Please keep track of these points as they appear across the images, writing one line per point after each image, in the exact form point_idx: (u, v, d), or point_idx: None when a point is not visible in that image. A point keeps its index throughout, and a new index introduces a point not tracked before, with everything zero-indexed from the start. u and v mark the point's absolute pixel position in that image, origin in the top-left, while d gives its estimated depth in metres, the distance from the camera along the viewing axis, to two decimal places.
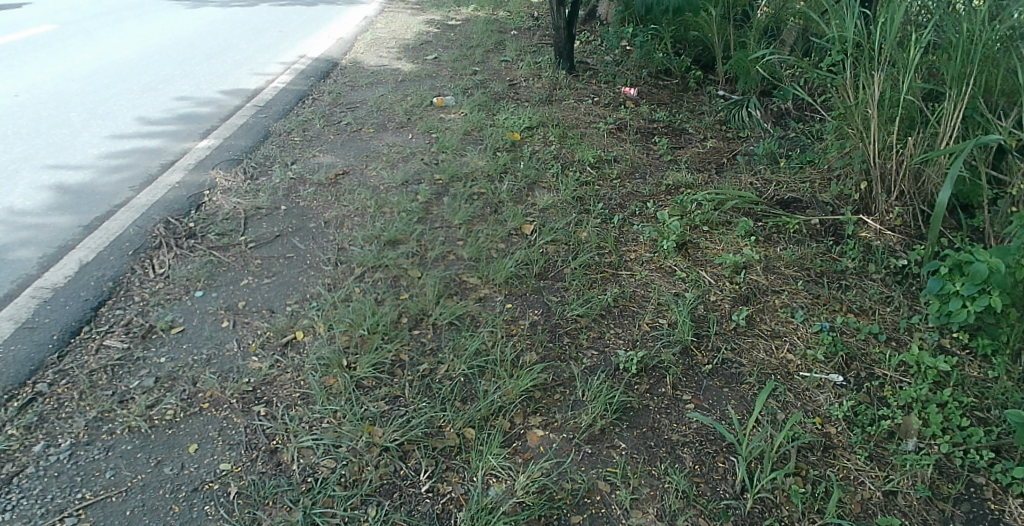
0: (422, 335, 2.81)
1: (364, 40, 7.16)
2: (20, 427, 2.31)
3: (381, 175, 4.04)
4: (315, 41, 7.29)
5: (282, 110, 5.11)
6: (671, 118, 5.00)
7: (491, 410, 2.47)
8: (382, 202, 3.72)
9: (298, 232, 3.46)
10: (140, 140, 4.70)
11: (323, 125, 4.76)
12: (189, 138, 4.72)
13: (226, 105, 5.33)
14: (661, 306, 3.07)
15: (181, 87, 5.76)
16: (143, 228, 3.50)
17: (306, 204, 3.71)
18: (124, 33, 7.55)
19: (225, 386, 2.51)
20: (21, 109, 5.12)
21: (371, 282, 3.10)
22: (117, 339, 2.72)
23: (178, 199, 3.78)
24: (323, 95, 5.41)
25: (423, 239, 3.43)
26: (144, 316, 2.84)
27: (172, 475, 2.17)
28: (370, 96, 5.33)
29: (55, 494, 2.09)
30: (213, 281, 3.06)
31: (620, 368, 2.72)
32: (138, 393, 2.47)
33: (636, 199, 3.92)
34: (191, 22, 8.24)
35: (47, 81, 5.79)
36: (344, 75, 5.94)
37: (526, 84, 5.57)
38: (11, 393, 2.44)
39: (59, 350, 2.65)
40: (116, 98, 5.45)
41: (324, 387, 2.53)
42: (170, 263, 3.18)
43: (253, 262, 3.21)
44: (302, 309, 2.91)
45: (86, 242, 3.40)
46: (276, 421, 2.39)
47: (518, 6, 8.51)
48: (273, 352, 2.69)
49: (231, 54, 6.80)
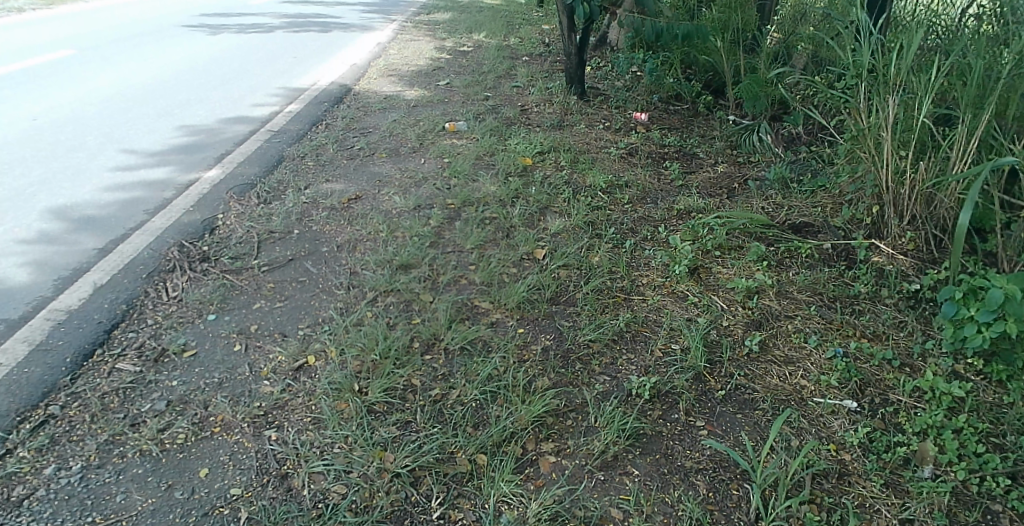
0: (434, 360, 2.81)
1: (378, 66, 7.25)
2: (32, 449, 2.31)
3: (393, 199, 4.07)
4: (329, 67, 7.39)
5: (295, 135, 5.17)
6: (681, 143, 5.03)
7: (503, 435, 2.46)
8: (395, 227, 3.74)
9: (311, 256, 3.48)
10: (154, 164, 4.75)
11: (336, 150, 4.81)
12: (204, 162, 4.77)
13: (240, 131, 5.39)
14: (673, 331, 3.06)
15: (196, 112, 5.84)
16: (157, 251, 3.52)
17: (319, 229, 3.73)
18: (141, 58, 7.69)
19: (236, 410, 2.51)
20: (39, 133, 5.19)
21: (383, 306, 3.11)
22: (129, 363, 2.72)
23: (192, 223, 3.81)
24: (337, 120, 5.48)
25: (436, 263, 3.43)
26: (156, 339, 2.85)
27: (183, 500, 2.16)
28: (383, 121, 5.39)
29: (65, 518, 2.09)
30: (226, 305, 3.07)
31: (632, 393, 2.70)
32: (150, 417, 2.47)
33: (647, 223, 3.92)
34: (207, 47, 8.38)
35: (66, 105, 5.89)
36: (357, 100, 6.00)
37: (538, 110, 5.61)
38: (24, 415, 2.45)
39: (72, 373, 2.65)
40: (133, 123, 5.53)
41: (335, 411, 2.53)
42: (183, 286, 3.20)
43: (266, 286, 3.22)
44: (314, 333, 2.92)
45: (100, 266, 3.42)
46: (287, 446, 2.38)
47: (528, 33, 8.60)
48: (285, 376, 2.68)
49: (246, 80, 6.90)
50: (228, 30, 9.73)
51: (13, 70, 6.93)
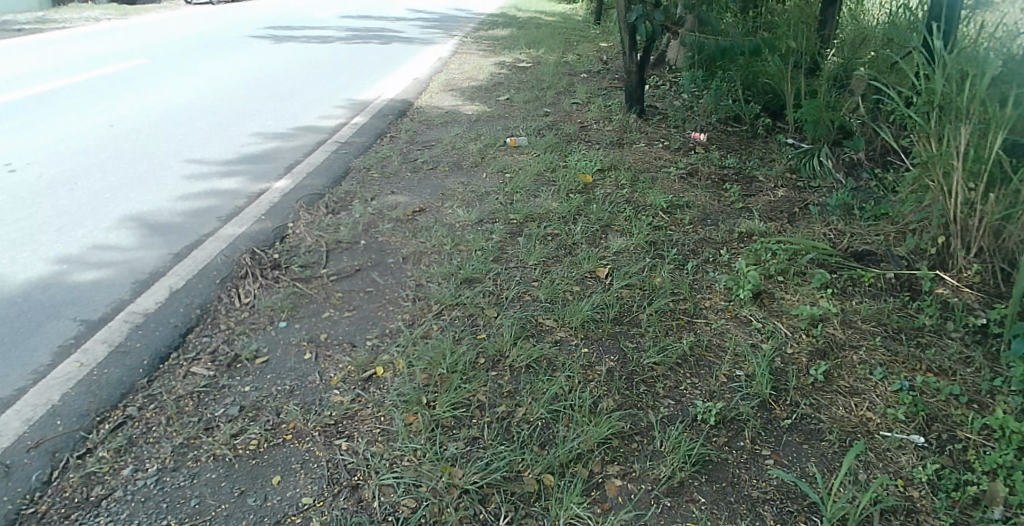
0: (499, 376, 2.79)
1: (439, 80, 7.35)
2: (110, 449, 2.35)
3: (456, 213, 4.09)
4: (391, 81, 7.47)
5: (360, 148, 5.22)
6: (741, 164, 4.99)
7: (569, 457, 2.44)
8: (458, 241, 3.76)
9: (377, 267, 3.50)
10: (225, 174, 4.82)
11: (400, 162, 4.86)
12: (273, 173, 4.83)
13: (306, 142, 5.45)
14: (738, 357, 3.01)
15: (264, 122, 5.94)
16: (230, 257, 3.58)
17: (385, 240, 3.77)
18: (210, 67, 7.90)
19: (308, 418, 2.52)
20: (117, 139, 5.36)
21: (449, 319, 3.11)
22: (204, 367, 2.75)
23: (264, 231, 3.87)
24: (401, 132, 5.55)
25: (499, 279, 3.43)
26: (229, 344, 2.89)
27: (256, 506, 2.18)
28: (445, 134, 5.45)
29: (142, 520, 2.10)
30: (296, 312, 3.10)
31: (698, 418, 2.67)
32: (223, 421, 2.49)
33: (710, 246, 3.88)
34: (271, 57, 8.55)
35: (140, 112, 6.07)
36: (417, 114, 6.06)
37: (597, 126, 5.63)
38: (103, 415, 2.49)
39: (149, 375, 2.70)
40: (204, 131, 5.65)
41: (404, 424, 2.52)
42: (255, 292, 3.24)
43: (334, 295, 3.25)
44: (383, 344, 2.93)
45: (176, 270, 3.49)
46: (357, 456, 2.39)
47: (587, 50, 8.63)
48: (355, 386, 2.70)
49: (310, 91, 7.01)
50: (293, 40, 10.00)
51: (91, 78, 7.20)
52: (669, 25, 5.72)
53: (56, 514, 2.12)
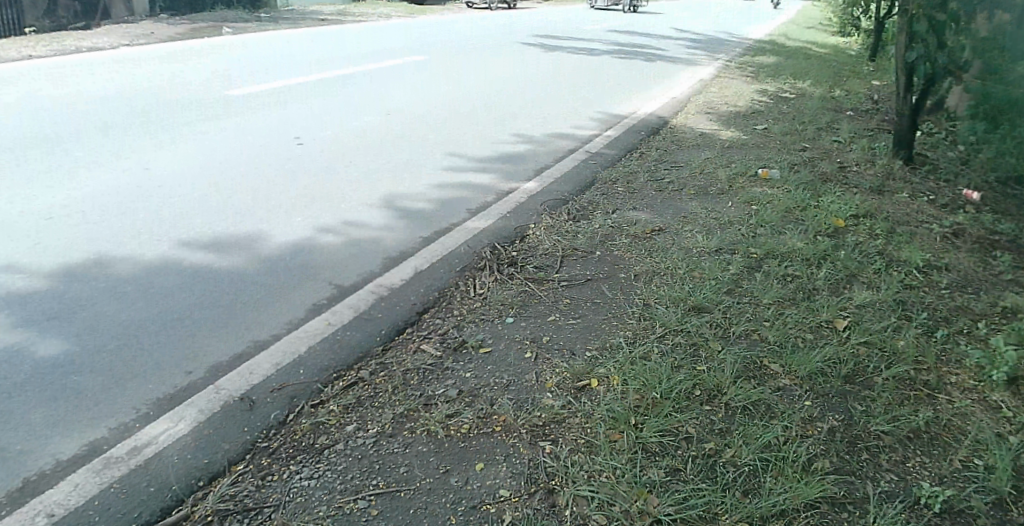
0: (713, 412, 2.63)
1: (697, 102, 7.35)
2: (340, 405, 2.53)
3: (697, 238, 4.01)
4: (642, 101, 7.51)
5: (608, 160, 5.34)
6: (1018, 232, 4.39)
7: (773, 511, 2.17)
8: (694, 266, 3.67)
9: (608, 280, 3.53)
10: (479, 169, 5.14)
11: (646, 180, 4.90)
12: (522, 176, 5.03)
13: (552, 151, 5.63)
14: (979, 444, 2.56)
15: (517, 126, 6.27)
16: (472, 248, 3.81)
17: (620, 254, 3.80)
18: (460, 71, 8.55)
19: (518, 415, 2.54)
20: (393, 127, 6.03)
21: (670, 345, 3.02)
22: (432, 346, 2.92)
23: (506, 229, 4.08)
24: (650, 150, 5.58)
25: (729, 312, 3.29)
26: (458, 329, 3.04)
27: (456, 487, 2.20)
28: (694, 157, 5.41)
29: (354, 475, 2.21)
30: (523, 311, 3.20)
31: (920, 501, 2.27)
32: (442, 402, 2.59)
33: (964, 315, 3.42)
34: (515, 65, 9.03)
35: (413, 106, 6.78)
36: (671, 134, 6.10)
37: (858, 168, 5.30)
38: (339, 373, 2.72)
39: (384, 344, 2.93)
40: (465, 128, 6.12)
41: (608, 440, 2.45)
42: (489, 285, 3.40)
43: (562, 301, 3.31)
44: (600, 357, 2.90)
45: (422, 253, 3.77)
46: (558, 461, 2.35)
47: (858, 87, 8.17)
48: (568, 393, 2.68)
49: (562, 102, 7.27)
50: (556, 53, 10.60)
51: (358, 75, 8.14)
52: (954, 70, 5.19)
53: (285, 453, 2.29)
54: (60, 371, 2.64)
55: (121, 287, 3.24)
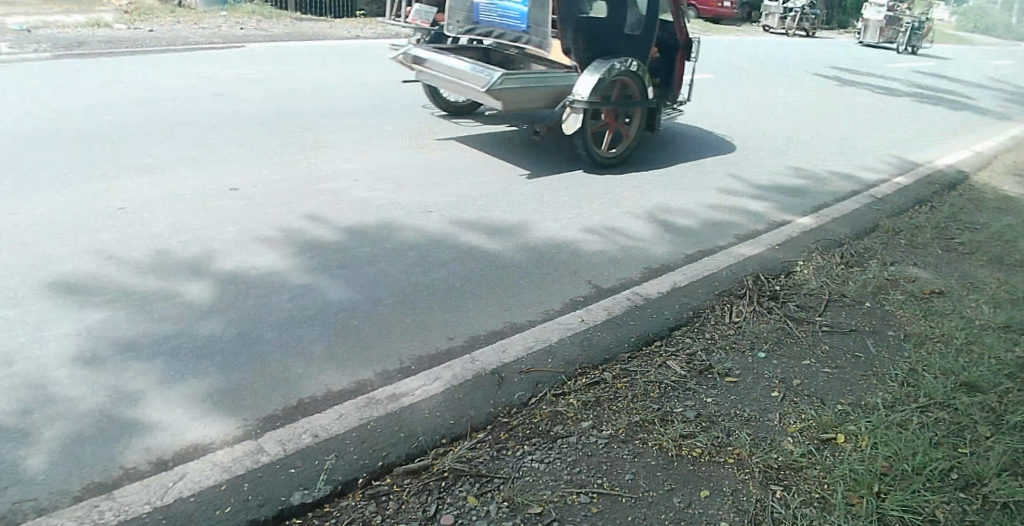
0: (969, 503, 2.08)
1: (1006, 161, 6.70)
2: (580, 399, 2.51)
3: (982, 309, 3.32)
4: (937, 154, 6.85)
5: (895, 209, 4.91)
6: None
7: None
8: (972, 338, 3.01)
9: (873, 335, 3.06)
10: (754, 198, 5.01)
11: (933, 237, 4.32)
12: (797, 210, 4.80)
13: (829, 191, 5.30)
14: None
15: (791, 163, 6.07)
16: (735, 275, 3.59)
17: (891, 311, 3.29)
18: (716, 101, 8.56)
19: (755, 452, 2.28)
20: (667, 149, 6.19)
21: (934, 419, 2.47)
22: (677, 364, 2.73)
23: (772, 261, 3.81)
24: (944, 206, 5.03)
25: (1013, 399, 2.59)
26: (706, 354, 2.82)
27: (679, 506, 2.04)
28: (996, 220, 4.72)
29: (583, 470, 2.16)
30: (777, 347, 2.90)
31: None
32: (679, 420, 2.43)
33: None
34: (774, 100, 8.86)
35: (687, 132, 6.90)
36: (970, 190, 5.54)
37: None
38: (582, 367, 2.65)
39: (632, 347, 2.79)
40: (738, 160, 6.06)
41: (845, 500, 2.07)
42: (746, 314, 3.13)
43: (819, 347, 2.94)
44: (852, 414, 2.49)
45: (684, 269, 3.61)
46: (788, 510, 2.03)
47: None
48: (810, 442, 2.35)
49: (840, 145, 6.89)
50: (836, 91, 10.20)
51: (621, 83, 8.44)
52: None
53: (522, 432, 2.34)
54: (341, 313, 2.90)
55: (392, 247, 3.50)
